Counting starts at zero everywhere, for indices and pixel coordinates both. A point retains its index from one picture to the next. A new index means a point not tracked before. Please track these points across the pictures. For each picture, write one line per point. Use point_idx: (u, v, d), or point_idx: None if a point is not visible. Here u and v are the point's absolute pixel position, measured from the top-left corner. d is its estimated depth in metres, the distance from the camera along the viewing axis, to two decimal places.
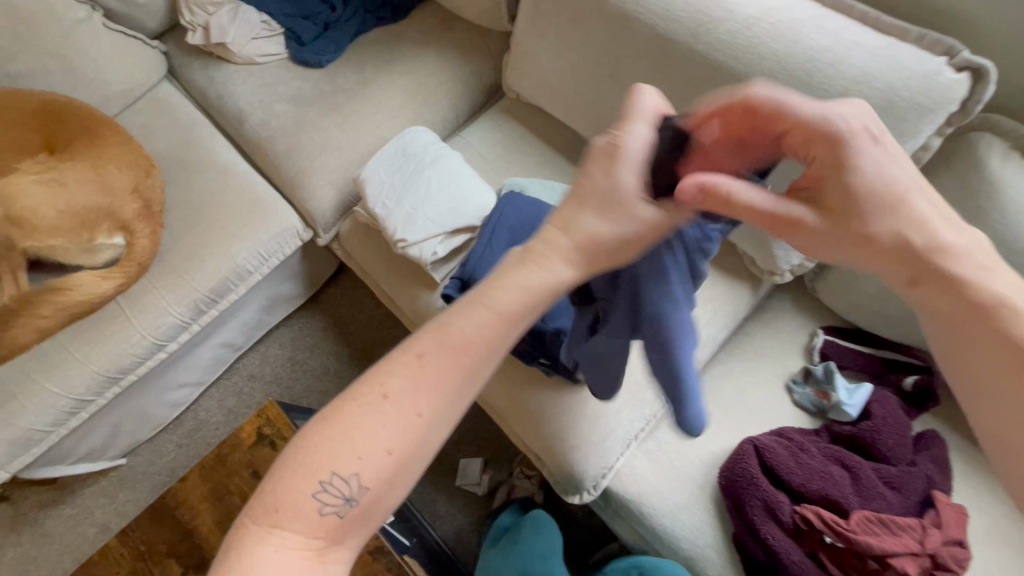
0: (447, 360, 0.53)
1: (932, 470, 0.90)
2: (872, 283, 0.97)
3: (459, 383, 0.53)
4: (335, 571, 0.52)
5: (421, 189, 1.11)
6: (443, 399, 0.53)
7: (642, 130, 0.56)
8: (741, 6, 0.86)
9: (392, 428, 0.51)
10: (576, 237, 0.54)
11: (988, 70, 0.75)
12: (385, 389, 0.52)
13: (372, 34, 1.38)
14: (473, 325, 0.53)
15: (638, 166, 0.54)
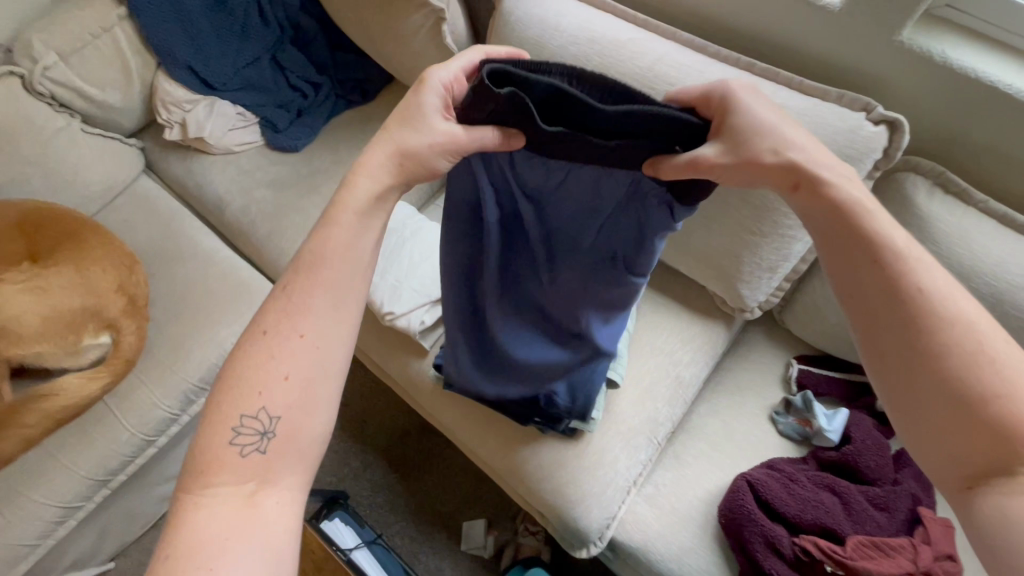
0: (304, 287, 0.63)
1: (915, 486, 0.94)
2: (834, 313, 1.04)
3: (324, 300, 0.63)
4: (272, 502, 0.57)
5: (404, 263, 1.15)
6: (319, 320, 0.62)
7: (452, 70, 0.68)
8: (682, 79, 0.96)
9: (288, 358, 0.61)
10: (393, 165, 0.67)
11: (900, 122, 0.85)
12: (262, 329, 0.62)
13: (343, 117, 1.46)
14: (328, 246, 0.64)
15: (440, 92, 0.68)
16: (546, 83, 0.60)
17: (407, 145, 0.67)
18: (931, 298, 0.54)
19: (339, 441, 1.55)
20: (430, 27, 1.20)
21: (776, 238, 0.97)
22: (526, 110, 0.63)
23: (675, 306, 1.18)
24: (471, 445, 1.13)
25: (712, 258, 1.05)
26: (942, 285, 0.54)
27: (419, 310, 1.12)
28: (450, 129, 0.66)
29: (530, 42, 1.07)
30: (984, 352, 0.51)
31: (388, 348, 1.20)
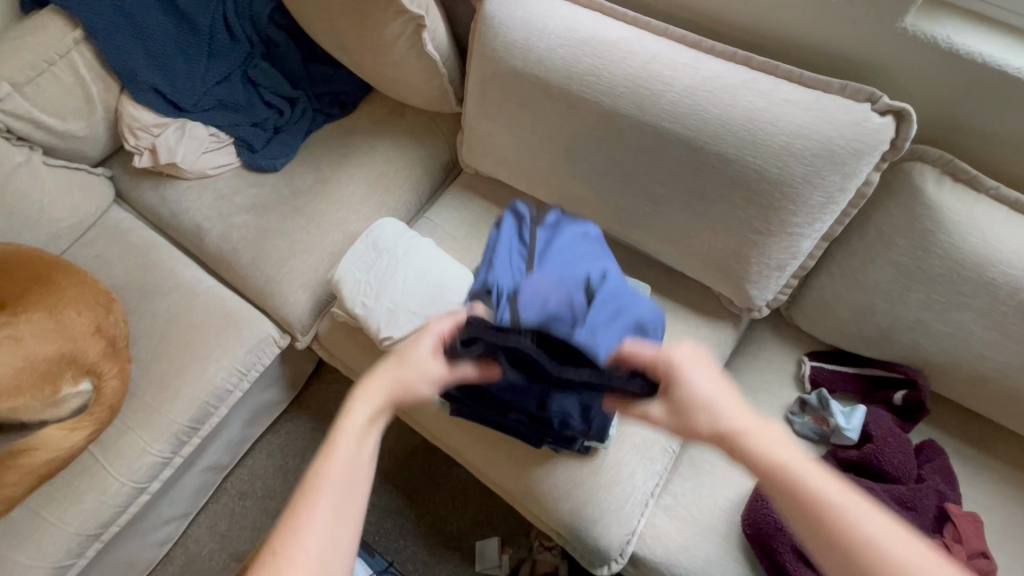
0: (310, 502, 0.57)
1: (941, 483, 0.93)
2: (845, 308, 1.01)
3: (338, 513, 0.57)
4: None
5: (399, 284, 1.10)
6: (334, 534, 0.56)
7: (446, 322, 0.74)
8: (678, 78, 0.92)
9: (311, 549, 0.55)
10: (388, 397, 0.66)
11: (908, 112, 0.82)
12: (272, 548, 0.55)
13: (322, 132, 1.39)
14: (336, 465, 0.59)
15: (434, 348, 0.72)
16: (522, 348, 0.72)
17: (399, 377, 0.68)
18: (858, 541, 0.50)
19: None
20: (409, 35, 1.15)
21: (784, 236, 0.94)
22: (495, 353, 0.75)
23: (681, 310, 1.15)
24: (482, 468, 1.09)
25: (717, 260, 1.02)
26: (887, 540, 0.50)
27: (419, 332, 1.08)
28: (441, 369, 0.70)
29: (515, 47, 1.03)
30: None
31: None
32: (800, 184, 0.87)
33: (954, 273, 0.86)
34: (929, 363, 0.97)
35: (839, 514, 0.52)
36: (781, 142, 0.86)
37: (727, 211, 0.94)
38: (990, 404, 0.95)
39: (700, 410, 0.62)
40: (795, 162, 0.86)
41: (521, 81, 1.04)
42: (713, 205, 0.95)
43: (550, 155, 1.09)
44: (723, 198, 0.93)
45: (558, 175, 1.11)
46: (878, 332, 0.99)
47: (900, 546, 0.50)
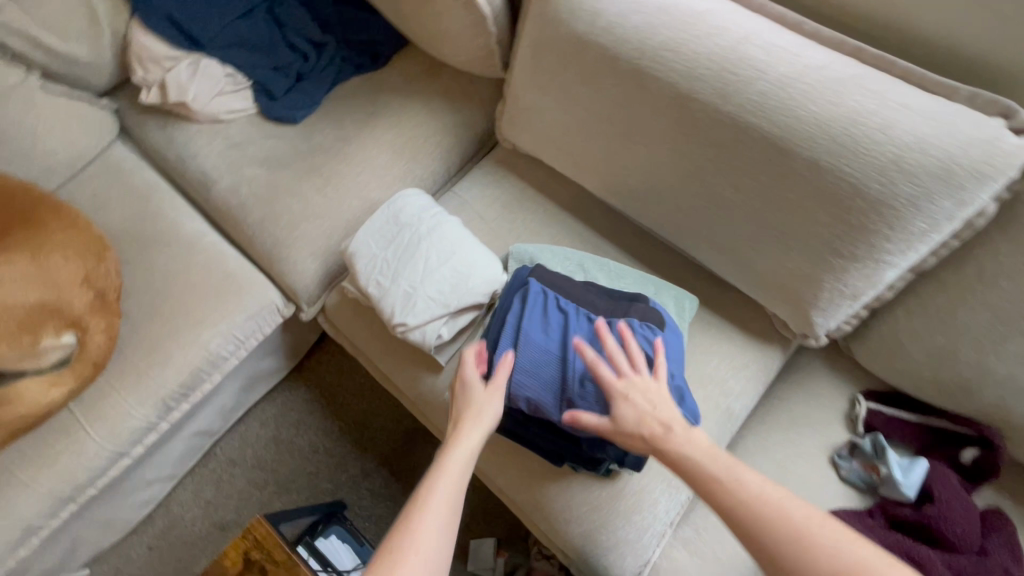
0: (433, 480, 0.69)
1: (1006, 559, 0.83)
2: (920, 349, 0.89)
3: (458, 481, 0.69)
4: None
5: (419, 265, 0.99)
6: (451, 505, 0.66)
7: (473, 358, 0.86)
8: (772, 65, 0.78)
9: (437, 519, 0.64)
10: (482, 428, 0.77)
11: None
12: (418, 550, 0.60)
13: (350, 85, 1.26)
14: (461, 447, 0.73)
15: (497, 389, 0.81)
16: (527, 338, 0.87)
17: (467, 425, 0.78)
18: (726, 481, 0.65)
19: (338, 446, 1.42)
20: None
21: (871, 264, 0.81)
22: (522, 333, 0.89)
23: (729, 328, 1.03)
24: (489, 475, 0.99)
25: (782, 280, 0.89)
26: (751, 477, 0.65)
27: (436, 321, 0.97)
28: (499, 392, 0.81)
29: (582, 9, 0.89)
30: (802, 528, 0.59)
31: (398, 359, 1.07)
32: (904, 207, 0.74)
33: None
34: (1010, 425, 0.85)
35: (726, 484, 0.65)
36: (890, 155, 0.72)
37: (807, 227, 0.81)
38: None
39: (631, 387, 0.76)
40: (904, 181, 0.73)
41: (583, 50, 0.90)
42: (791, 219, 0.82)
43: (605, 138, 0.96)
44: (806, 212, 0.80)
45: (610, 163, 0.98)
46: (956, 383, 0.87)
47: (776, 494, 0.63)
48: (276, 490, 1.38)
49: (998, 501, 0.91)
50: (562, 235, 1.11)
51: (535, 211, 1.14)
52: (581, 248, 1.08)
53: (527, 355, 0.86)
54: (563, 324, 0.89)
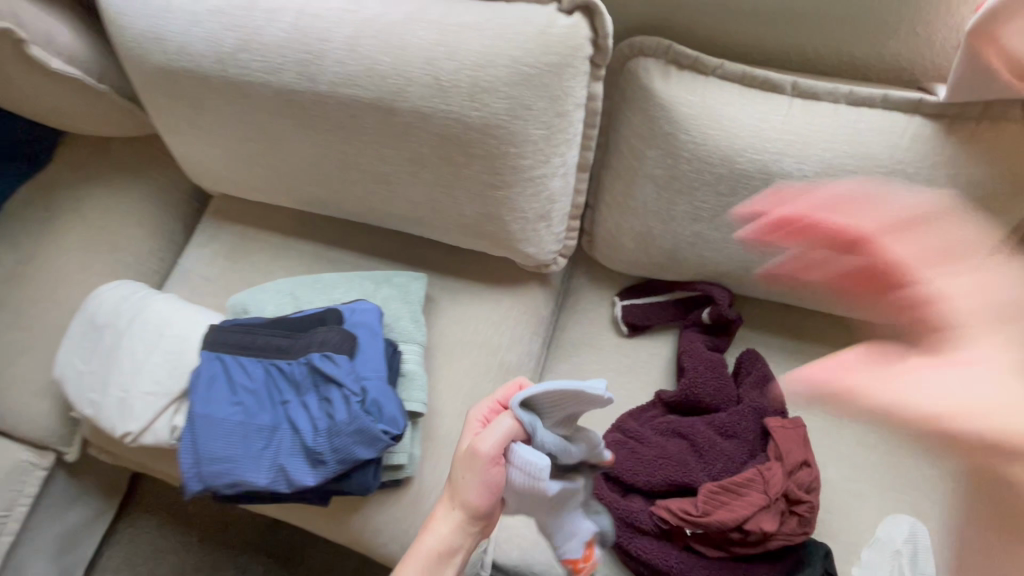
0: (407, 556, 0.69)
1: (759, 397, 0.85)
2: (627, 235, 0.90)
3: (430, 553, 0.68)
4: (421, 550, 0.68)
5: (126, 364, 0.90)
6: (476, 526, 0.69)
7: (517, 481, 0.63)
8: (336, 28, 0.72)
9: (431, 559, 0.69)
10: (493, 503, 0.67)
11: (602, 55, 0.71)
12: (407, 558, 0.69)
13: (17, 197, 1.12)
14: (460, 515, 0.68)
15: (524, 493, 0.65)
16: (217, 430, 0.70)
17: (459, 499, 0.67)
18: (515, 202, 0.82)
19: (205, 556, 1.33)
20: (15, 59, 0.83)
21: (527, 185, 0.80)
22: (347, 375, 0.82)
23: (478, 280, 1.02)
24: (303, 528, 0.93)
25: (473, 225, 0.87)
26: (530, 196, 0.82)
27: (164, 415, 0.87)
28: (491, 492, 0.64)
29: (149, 40, 0.80)
30: (552, 201, 0.84)
31: (159, 459, 0.95)
32: (530, 158, 0.76)
33: (693, 186, 0.78)
34: (718, 274, 0.88)
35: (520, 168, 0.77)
36: (467, 78, 0.70)
37: (456, 172, 0.79)
38: (793, 295, 0.86)
39: (459, 165, 0.78)
40: (491, 94, 0.70)
41: (182, 85, 0.83)
42: (436, 169, 0.80)
43: (260, 157, 0.90)
44: (442, 157, 0.78)
45: (282, 178, 0.92)
46: (664, 256, 0.88)
47: (542, 188, 0.81)
48: None
49: (746, 333, 0.95)
50: (295, 264, 1.06)
51: (262, 250, 1.08)
52: (284, 280, 0.94)
53: (213, 445, 0.69)
54: (246, 401, 0.72)
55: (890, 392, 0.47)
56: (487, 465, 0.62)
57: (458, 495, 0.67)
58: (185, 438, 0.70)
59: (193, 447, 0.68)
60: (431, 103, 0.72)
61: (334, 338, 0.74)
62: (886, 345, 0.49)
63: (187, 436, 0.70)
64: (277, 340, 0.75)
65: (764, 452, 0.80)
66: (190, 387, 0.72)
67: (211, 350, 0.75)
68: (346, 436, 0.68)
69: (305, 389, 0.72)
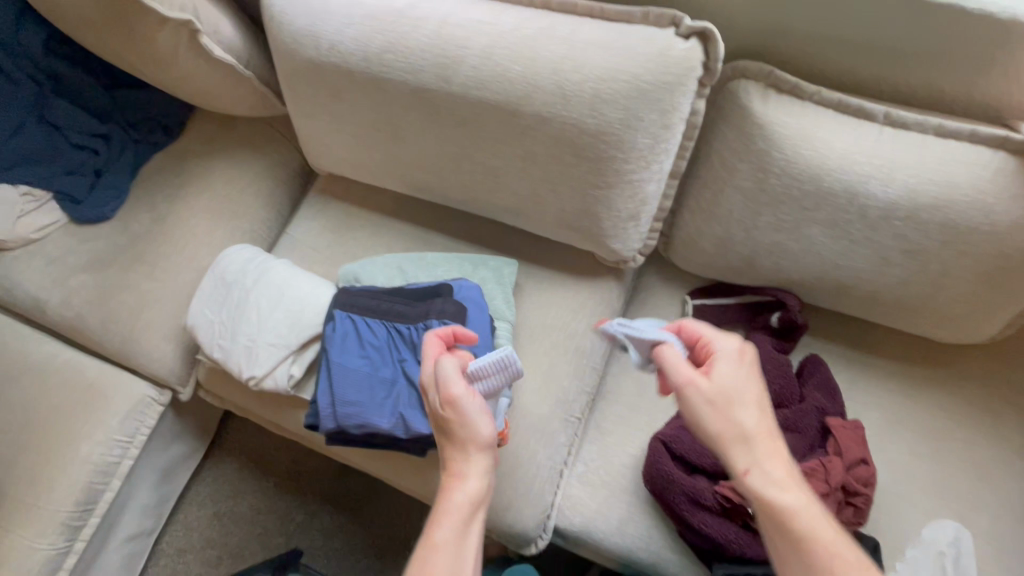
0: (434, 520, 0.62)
1: (821, 398, 0.92)
2: (708, 239, 0.97)
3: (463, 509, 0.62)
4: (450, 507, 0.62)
5: (252, 317, 1.02)
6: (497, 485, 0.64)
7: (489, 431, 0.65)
8: (475, 37, 0.83)
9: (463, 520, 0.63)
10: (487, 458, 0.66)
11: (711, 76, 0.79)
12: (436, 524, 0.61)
13: (152, 164, 1.25)
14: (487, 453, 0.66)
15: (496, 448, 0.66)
16: (350, 378, 0.81)
17: (466, 442, 0.65)
18: (612, 201, 0.91)
19: (279, 500, 1.47)
20: (187, 46, 0.96)
21: (626, 187, 0.89)
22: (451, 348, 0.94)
23: (560, 270, 1.11)
24: (391, 477, 1.05)
25: (569, 219, 0.96)
26: (627, 198, 0.90)
27: (283, 364, 1.00)
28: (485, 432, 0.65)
29: (305, 37, 0.91)
30: (644, 204, 0.92)
31: (269, 404, 1.08)
32: (633, 163, 0.85)
33: (779, 199, 0.86)
34: (791, 282, 0.95)
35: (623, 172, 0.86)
36: (589, 90, 0.79)
37: (564, 171, 0.88)
38: (860, 307, 0.93)
39: (568, 165, 0.87)
40: (609, 105, 0.79)
41: (326, 76, 0.94)
42: (545, 167, 0.89)
43: (381, 144, 1.01)
44: (553, 157, 0.87)
45: (397, 164, 1.03)
46: (742, 261, 0.96)
47: (638, 191, 0.90)
48: (232, 561, 1.42)
49: (809, 339, 1.02)
50: (393, 242, 1.17)
51: (364, 228, 1.20)
52: (391, 255, 1.05)
53: (348, 391, 0.81)
54: (374, 356, 0.83)
55: (779, 480, 0.63)
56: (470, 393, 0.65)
57: (470, 440, 0.65)
58: (322, 383, 0.82)
59: (332, 391, 0.81)
60: (553, 109, 0.81)
61: (449, 308, 0.85)
62: (708, 415, 0.64)
63: (324, 381, 0.82)
64: (399, 307, 0.86)
65: (823, 447, 0.88)
66: (326, 340, 0.84)
67: (342, 310, 0.86)
68: None
69: (424, 350, 0.83)
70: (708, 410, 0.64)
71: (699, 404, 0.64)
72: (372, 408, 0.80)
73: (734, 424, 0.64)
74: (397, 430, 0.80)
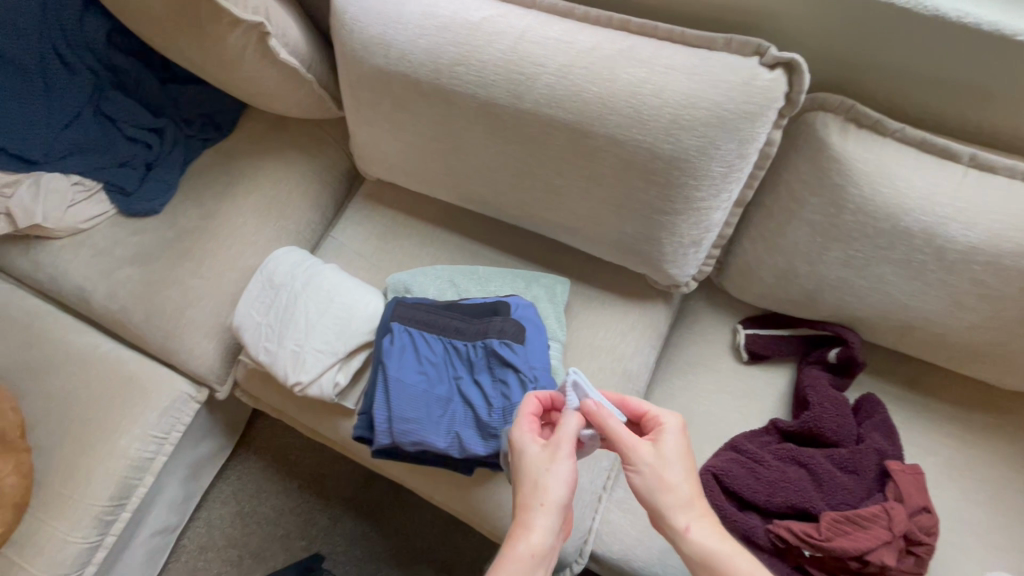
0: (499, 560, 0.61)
1: (879, 439, 0.90)
2: (768, 269, 0.95)
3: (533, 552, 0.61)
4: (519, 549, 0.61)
5: (300, 322, 1.01)
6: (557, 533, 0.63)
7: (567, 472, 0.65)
8: (551, 56, 0.82)
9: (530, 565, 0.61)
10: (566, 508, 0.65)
11: (791, 107, 0.78)
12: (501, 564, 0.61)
13: (202, 160, 1.25)
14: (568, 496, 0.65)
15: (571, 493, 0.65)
16: (407, 394, 0.80)
17: (538, 496, 0.64)
18: (676, 227, 0.89)
19: (303, 502, 1.46)
20: (254, 47, 0.96)
21: (692, 214, 0.87)
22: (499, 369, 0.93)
23: (610, 291, 1.10)
24: (429, 491, 1.03)
25: (629, 241, 0.94)
26: (690, 225, 0.89)
27: (330, 371, 0.99)
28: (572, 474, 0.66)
29: (375, 45, 0.91)
30: (706, 231, 0.91)
31: (309, 409, 1.07)
32: (702, 191, 0.83)
33: (851, 235, 0.84)
34: (853, 318, 0.93)
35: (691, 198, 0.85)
36: (667, 115, 0.77)
37: (629, 193, 0.87)
38: (925, 348, 0.91)
39: (634, 188, 0.86)
40: (685, 131, 0.78)
41: (392, 85, 0.93)
42: (611, 188, 0.88)
43: (440, 154, 1.00)
44: (621, 179, 0.86)
45: (454, 176, 1.02)
46: (803, 294, 0.94)
47: (703, 218, 0.88)
48: (253, 561, 1.42)
49: (864, 377, 1.00)
50: (440, 252, 1.16)
51: (411, 236, 1.19)
52: (442, 267, 1.04)
53: (405, 407, 0.79)
54: (432, 372, 0.82)
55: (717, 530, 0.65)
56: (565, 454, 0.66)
57: (548, 485, 0.64)
58: (378, 397, 0.81)
59: (388, 406, 0.80)
60: (625, 132, 0.80)
61: (509, 328, 0.83)
62: (649, 485, 0.66)
63: (381, 395, 0.81)
64: (458, 322, 0.85)
65: (881, 491, 0.86)
66: (383, 353, 0.83)
67: (399, 323, 0.85)
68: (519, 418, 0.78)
69: (482, 370, 0.82)
70: (651, 480, 0.66)
71: (641, 477, 0.66)
72: (428, 426, 0.79)
73: (673, 490, 0.65)
74: (452, 449, 0.79)
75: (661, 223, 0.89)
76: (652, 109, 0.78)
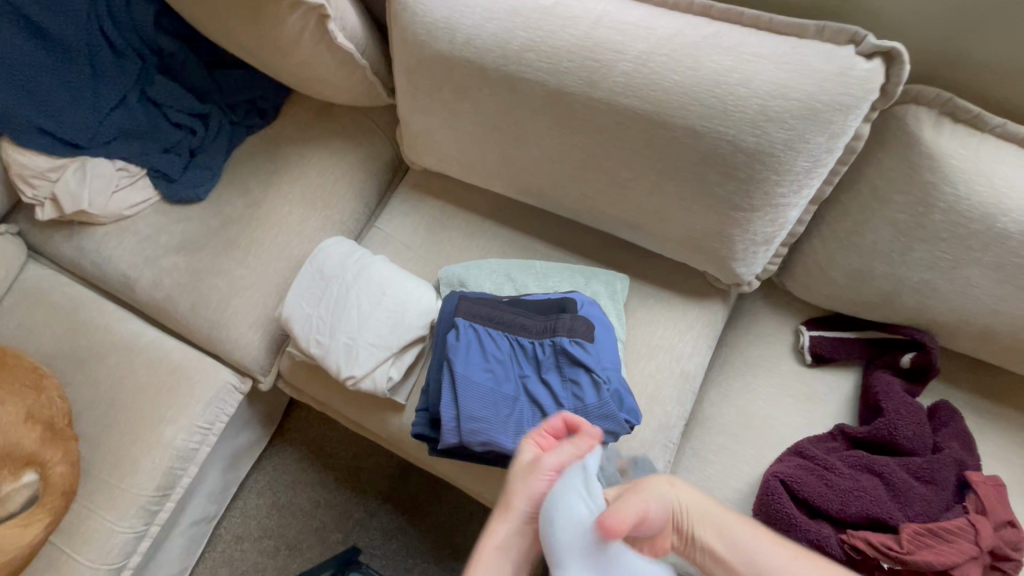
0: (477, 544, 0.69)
1: (956, 448, 0.87)
2: (841, 269, 0.92)
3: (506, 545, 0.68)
4: (492, 538, 0.69)
5: (352, 314, 0.99)
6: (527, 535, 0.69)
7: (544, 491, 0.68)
8: (630, 42, 0.78)
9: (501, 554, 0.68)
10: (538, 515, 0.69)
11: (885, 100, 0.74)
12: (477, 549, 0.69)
13: (246, 147, 1.23)
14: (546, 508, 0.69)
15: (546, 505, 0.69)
16: (476, 393, 0.78)
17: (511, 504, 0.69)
18: (749, 224, 0.86)
19: (338, 495, 1.45)
20: (313, 30, 0.93)
21: (768, 211, 0.83)
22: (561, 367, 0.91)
23: (667, 288, 1.06)
24: (481, 489, 1.01)
25: (698, 236, 0.90)
26: (765, 221, 0.85)
27: (383, 366, 0.97)
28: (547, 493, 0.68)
29: (440, 29, 0.87)
30: (780, 228, 0.87)
31: (357, 403, 1.05)
32: (782, 186, 0.80)
33: (939, 234, 0.80)
34: (931, 322, 0.89)
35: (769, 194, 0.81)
36: (754, 106, 0.74)
37: (704, 188, 0.83)
38: (1008, 354, 0.87)
39: (708, 182, 0.82)
40: (771, 123, 0.74)
41: (455, 71, 0.90)
42: (684, 183, 0.84)
43: (500, 144, 0.96)
44: (697, 174, 0.82)
45: (513, 167, 0.99)
46: (878, 296, 0.90)
47: (779, 215, 0.84)
48: (289, 553, 1.41)
49: (935, 383, 0.96)
50: (491, 246, 1.13)
51: (460, 228, 1.16)
52: (496, 261, 1.01)
53: (474, 406, 0.77)
54: (499, 371, 0.80)
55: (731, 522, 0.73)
56: (542, 473, 0.67)
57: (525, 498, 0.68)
58: (444, 395, 0.78)
59: (457, 404, 0.77)
60: (708, 122, 0.76)
61: (579, 326, 0.80)
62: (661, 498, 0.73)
63: (448, 394, 0.78)
64: (525, 319, 0.82)
65: (960, 503, 0.83)
66: (448, 349, 0.81)
67: (464, 319, 0.82)
68: (593, 418, 0.76)
69: (552, 369, 0.79)
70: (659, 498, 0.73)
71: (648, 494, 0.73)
72: (498, 425, 0.76)
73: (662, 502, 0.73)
74: None
75: (733, 219, 0.85)
76: (736, 99, 0.74)
